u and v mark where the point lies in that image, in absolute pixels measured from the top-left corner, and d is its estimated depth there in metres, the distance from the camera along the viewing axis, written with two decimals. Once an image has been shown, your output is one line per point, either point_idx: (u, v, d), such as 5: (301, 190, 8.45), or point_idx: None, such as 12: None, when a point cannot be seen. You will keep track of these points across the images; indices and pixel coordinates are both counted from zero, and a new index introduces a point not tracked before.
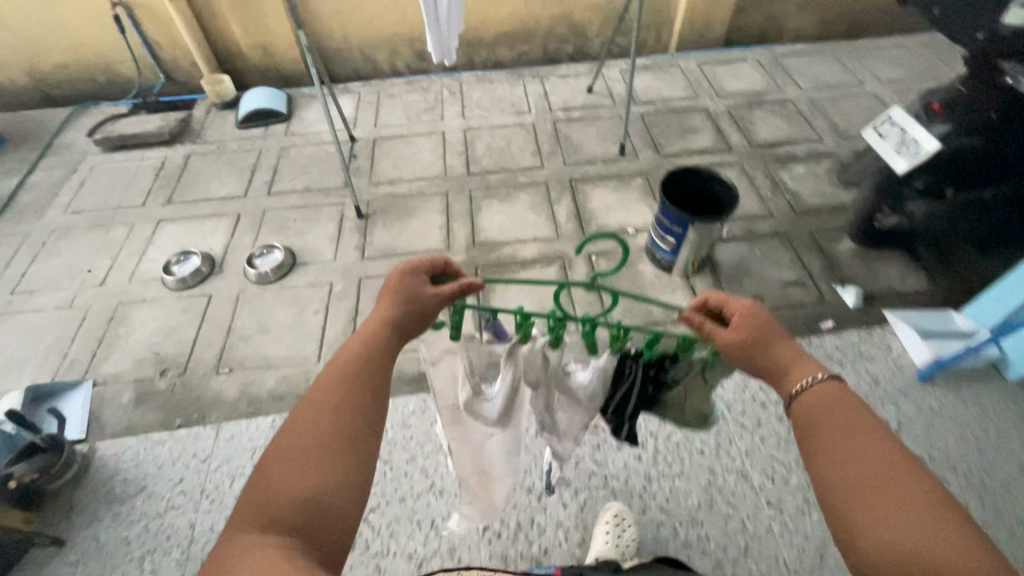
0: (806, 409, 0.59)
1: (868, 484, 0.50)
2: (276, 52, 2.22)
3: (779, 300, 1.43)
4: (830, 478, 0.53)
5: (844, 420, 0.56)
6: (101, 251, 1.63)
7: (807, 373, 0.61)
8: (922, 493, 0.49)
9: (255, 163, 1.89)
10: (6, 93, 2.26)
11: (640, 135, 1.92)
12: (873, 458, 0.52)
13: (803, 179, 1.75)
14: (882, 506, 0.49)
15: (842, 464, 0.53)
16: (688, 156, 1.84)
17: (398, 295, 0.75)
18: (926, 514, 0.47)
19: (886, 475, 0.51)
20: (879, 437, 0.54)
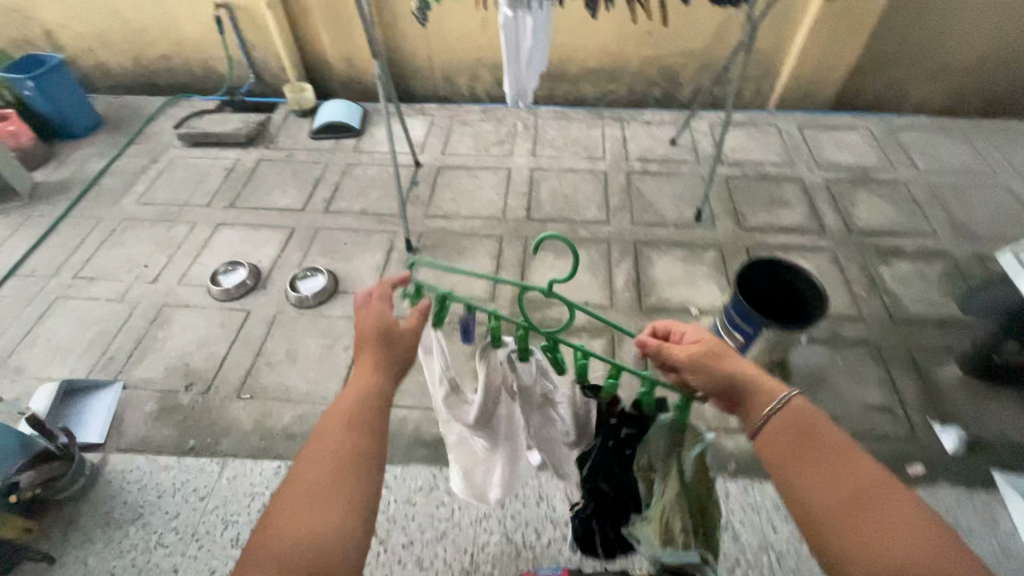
0: (776, 432, 0.62)
1: (854, 501, 0.56)
2: (360, 66, 2.23)
3: (859, 427, 1.22)
4: (821, 510, 0.57)
5: (810, 434, 0.61)
6: (160, 247, 1.67)
7: (776, 394, 0.65)
8: (903, 507, 0.54)
9: (319, 176, 1.89)
10: (113, 76, 2.41)
11: (721, 200, 1.75)
12: (850, 475, 0.57)
13: (906, 280, 1.51)
14: (874, 532, 0.53)
15: (827, 486, 0.57)
16: (772, 232, 1.65)
17: (381, 335, 0.75)
18: (908, 521, 0.53)
19: (867, 493, 0.56)
20: (845, 449, 0.59)
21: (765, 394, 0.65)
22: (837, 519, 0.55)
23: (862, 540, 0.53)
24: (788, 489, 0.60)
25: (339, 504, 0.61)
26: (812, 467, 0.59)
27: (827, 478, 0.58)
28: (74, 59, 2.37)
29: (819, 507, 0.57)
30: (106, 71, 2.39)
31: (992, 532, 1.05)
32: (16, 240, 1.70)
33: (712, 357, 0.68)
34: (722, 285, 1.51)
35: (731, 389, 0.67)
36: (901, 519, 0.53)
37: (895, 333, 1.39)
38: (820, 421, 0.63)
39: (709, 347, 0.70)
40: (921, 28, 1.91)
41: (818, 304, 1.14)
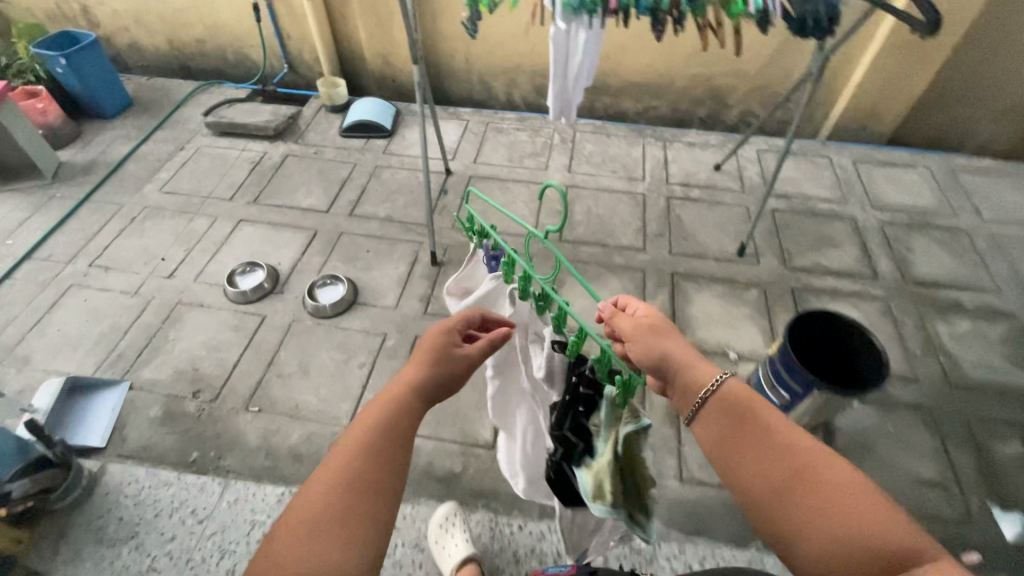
0: (712, 417, 0.70)
1: (789, 482, 0.61)
2: (396, 63, 2.15)
3: (907, 503, 1.13)
4: (761, 491, 0.63)
5: (744, 417, 0.68)
6: (179, 241, 1.62)
7: (710, 376, 0.73)
8: (834, 477, 0.60)
9: (346, 177, 1.83)
10: (147, 56, 2.37)
11: (766, 235, 1.64)
12: (789, 457, 0.63)
13: (966, 341, 1.40)
14: (812, 508, 0.59)
15: (764, 471, 0.63)
16: (820, 275, 1.55)
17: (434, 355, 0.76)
18: (843, 498, 0.58)
19: (805, 472, 0.61)
20: (779, 430, 0.65)
21: (699, 372, 0.73)
22: (777, 498, 0.61)
23: (806, 519, 0.59)
24: (732, 475, 0.67)
25: (355, 531, 0.58)
26: (749, 452, 0.66)
27: (765, 462, 0.64)
28: (110, 36, 2.34)
29: (760, 489, 0.63)
30: (141, 50, 2.36)
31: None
32: (36, 221, 1.67)
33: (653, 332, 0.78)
34: (764, 329, 1.41)
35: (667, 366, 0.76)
36: (837, 492, 0.59)
37: (950, 399, 1.29)
38: (756, 400, 0.70)
39: (650, 322, 0.80)
40: (997, 66, 1.78)
41: (877, 371, 1.04)
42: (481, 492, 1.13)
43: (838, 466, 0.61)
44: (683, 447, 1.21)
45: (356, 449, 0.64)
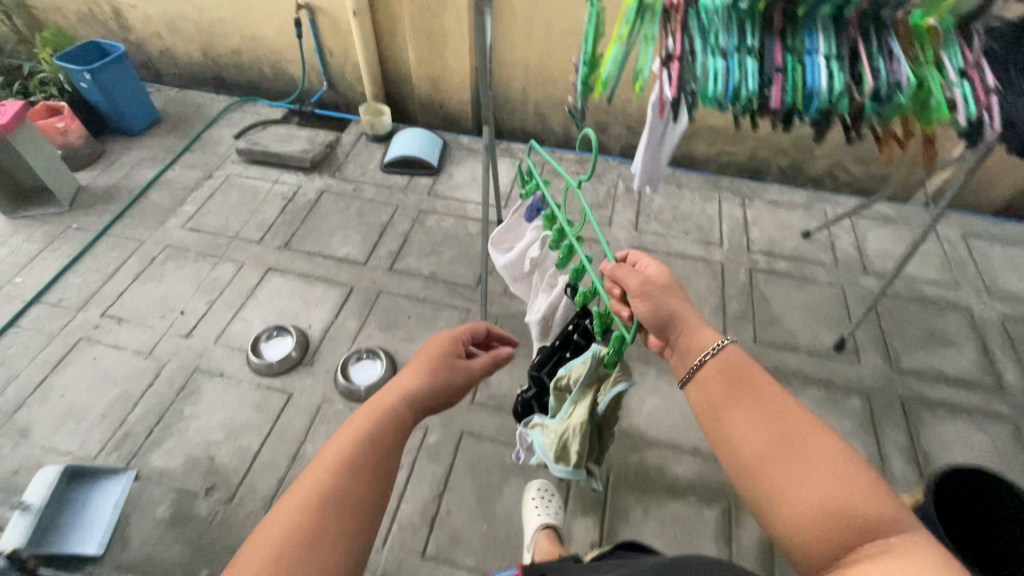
0: (709, 376, 0.69)
1: (778, 442, 0.59)
2: (446, 90, 1.95)
3: None
4: (750, 451, 0.61)
5: (742, 380, 0.67)
6: (201, 291, 1.46)
7: (709, 341, 0.72)
8: (824, 444, 0.58)
9: (387, 222, 1.65)
10: (179, 65, 2.21)
11: (868, 326, 1.42)
12: (784, 426, 0.61)
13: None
14: (804, 470, 0.56)
15: (754, 431, 0.61)
16: (934, 382, 1.32)
17: (434, 365, 0.72)
18: (833, 463, 0.56)
19: (799, 439, 0.59)
20: (777, 398, 0.63)
21: (700, 336, 0.72)
22: (764, 458, 0.59)
23: (789, 481, 0.56)
24: (725, 436, 0.65)
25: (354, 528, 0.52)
26: (739, 414, 0.64)
27: (754, 423, 0.62)
28: (141, 42, 2.18)
29: (748, 447, 0.61)
30: (173, 58, 2.19)
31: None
32: (49, 257, 1.52)
33: (658, 291, 0.74)
34: (873, 453, 1.19)
35: (671, 326, 0.74)
36: (827, 461, 0.56)
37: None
38: (754, 367, 0.69)
39: (658, 280, 0.76)
40: None
41: None
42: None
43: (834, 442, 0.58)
44: None
45: (340, 466, 0.55)
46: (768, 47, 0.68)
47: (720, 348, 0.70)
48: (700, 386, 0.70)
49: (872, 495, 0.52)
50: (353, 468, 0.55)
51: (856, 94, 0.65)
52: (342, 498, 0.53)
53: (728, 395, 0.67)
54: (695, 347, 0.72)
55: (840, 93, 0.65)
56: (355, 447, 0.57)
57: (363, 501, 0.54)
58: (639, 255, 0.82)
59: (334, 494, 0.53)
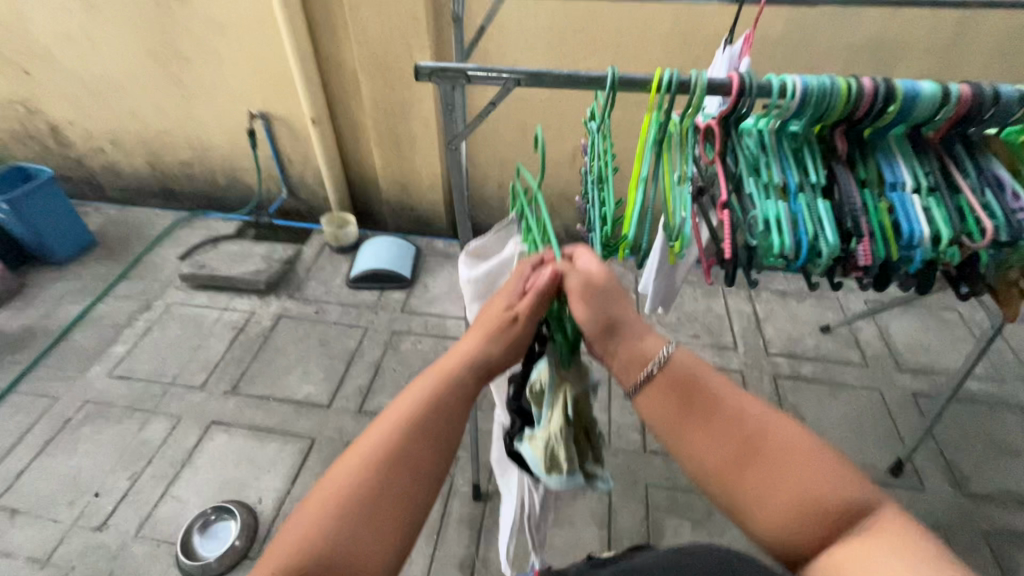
0: (658, 396, 0.51)
1: (746, 458, 0.47)
2: (415, 193, 1.80)
3: None
4: (718, 464, 0.48)
5: (689, 392, 0.51)
6: (125, 460, 1.19)
7: (654, 347, 0.53)
8: (786, 437, 0.48)
9: (355, 351, 1.43)
10: (123, 179, 2.02)
11: (919, 438, 1.23)
12: (746, 426, 0.49)
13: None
14: (780, 481, 0.46)
15: (717, 452, 0.48)
16: (1011, 506, 1.12)
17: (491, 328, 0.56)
18: (800, 460, 0.47)
19: (765, 439, 0.48)
20: (727, 396, 0.50)
21: (645, 339, 0.53)
22: (737, 475, 0.47)
23: (764, 495, 0.46)
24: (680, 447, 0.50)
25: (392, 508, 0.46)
26: (691, 419, 0.50)
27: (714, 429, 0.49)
28: (81, 158, 2.00)
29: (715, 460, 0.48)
30: (116, 172, 2.01)
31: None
32: None
33: (605, 293, 0.54)
34: None
35: (615, 329, 0.54)
36: (793, 458, 0.47)
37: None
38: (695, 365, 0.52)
39: (598, 279, 0.53)
40: None
41: None
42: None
43: (788, 424, 0.49)
44: None
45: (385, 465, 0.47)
46: (837, 181, 0.52)
47: (670, 359, 0.51)
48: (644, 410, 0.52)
49: (835, 481, 0.46)
50: (400, 467, 0.47)
51: (969, 243, 0.49)
52: (388, 500, 0.46)
53: (679, 414, 0.50)
54: (637, 356, 0.53)
55: (949, 242, 0.49)
56: (398, 441, 0.48)
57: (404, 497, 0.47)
58: (581, 251, 0.56)
59: (372, 487, 0.46)
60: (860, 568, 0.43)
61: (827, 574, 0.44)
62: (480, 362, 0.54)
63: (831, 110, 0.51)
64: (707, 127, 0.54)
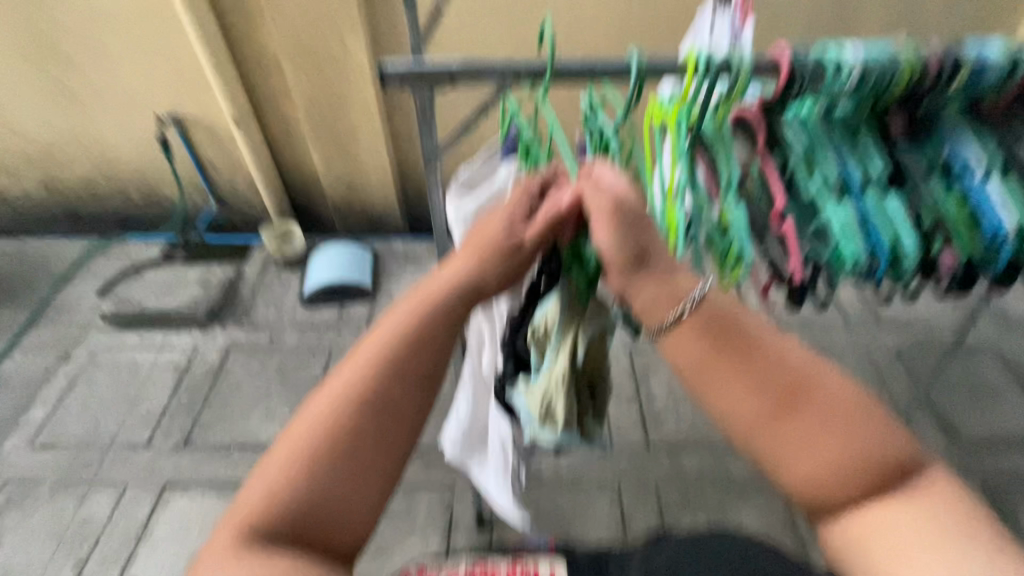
0: (688, 342, 0.40)
1: (789, 414, 0.38)
2: (363, 191, 1.62)
3: None
4: (751, 424, 0.39)
5: (723, 338, 0.40)
6: (69, 547, 1.02)
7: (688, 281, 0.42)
8: (830, 392, 0.39)
9: (321, 379, 1.28)
10: (14, 208, 1.73)
11: (909, 397, 1.23)
12: (786, 378, 0.39)
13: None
14: (820, 439, 0.38)
15: (754, 406, 0.38)
16: (1000, 451, 1.14)
17: (484, 253, 0.47)
18: (846, 416, 0.38)
19: (805, 392, 0.38)
20: (765, 340, 0.40)
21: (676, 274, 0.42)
22: (776, 437, 0.38)
23: (799, 462, 0.38)
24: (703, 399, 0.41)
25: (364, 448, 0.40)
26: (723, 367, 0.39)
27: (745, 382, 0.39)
28: None
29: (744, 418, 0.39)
30: (3, 201, 1.71)
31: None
32: None
33: (638, 224, 0.43)
34: None
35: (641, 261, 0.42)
36: (840, 421, 0.38)
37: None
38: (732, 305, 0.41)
39: (629, 200, 0.43)
40: None
41: None
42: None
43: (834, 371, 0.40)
44: None
45: (357, 405, 0.41)
46: (904, 169, 0.44)
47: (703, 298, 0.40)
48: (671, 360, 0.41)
49: (884, 441, 0.38)
50: (376, 404, 0.41)
51: None
52: (362, 432, 0.40)
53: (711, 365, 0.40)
54: (665, 292, 0.41)
55: None
56: (378, 373, 0.42)
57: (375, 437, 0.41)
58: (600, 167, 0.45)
59: (345, 422, 0.40)
60: (895, 541, 0.36)
61: (852, 540, 0.38)
62: (468, 290, 0.46)
63: (894, 91, 0.42)
64: (748, 119, 0.44)
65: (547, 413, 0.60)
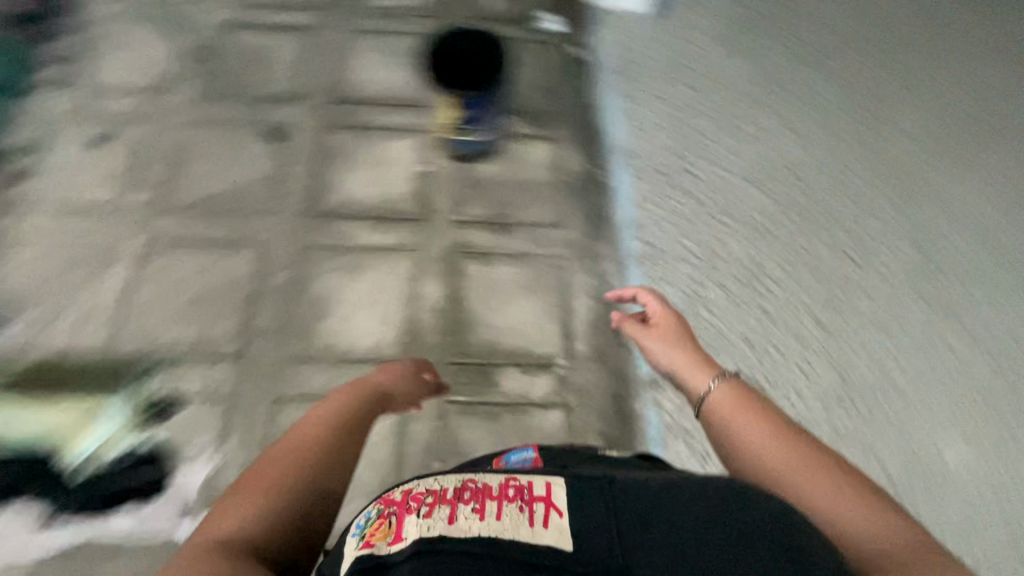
0: (722, 398, 0.70)
1: (816, 470, 0.58)
2: None
3: (544, 76, 1.42)
4: (783, 461, 0.59)
5: (749, 403, 0.68)
6: None
7: (710, 378, 0.75)
8: (852, 475, 0.57)
9: None
10: None
11: (249, 110, 1.31)
12: (805, 444, 0.60)
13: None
14: (840, 492, 0.55)
15: (775, 447, 0.61)
16: (311, 73, 1.36)
17: (353, 393, 0.78)
18: (869, 497, 0.55)
19: (830, 464, 0.58)
20: (784, 422, 0.64)
21: (699, 378, 0.77)
22: (810, 479, 0.57)
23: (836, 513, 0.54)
24: (737, 440, 0.64)
25: (297, 483, 0.62)
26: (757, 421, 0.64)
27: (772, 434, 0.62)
28: None
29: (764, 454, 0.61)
30: None
31: (644, 17, 1.47)
32: None
33: (669, 334, 0.87)
34: (391, 137, 1.31)
35: (671, 338, 0.86)
36: (866, 494, 0.55)
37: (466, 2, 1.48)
38: (752, 396, 0.69)
39: (663, 329, 0.89)
40: None
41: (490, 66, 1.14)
42: (627, 397, 1.09)
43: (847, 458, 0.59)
44: (529, 219, 1.27)
45: (303, 454, 0.65)
46: None
47: (721, 380, 0.72)
48: (717, 415, 0.69)
49: (904, 530, 0.52)
50: (317, 456, 0.66)
51: None
52: (294, 474, 0.63)
53: (732, 418, 0.67)
54: (685, 365, 0.80)
55: None
56: (310, 438, 0.68)
57: (301, 474, 0.63)
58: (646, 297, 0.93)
59: (285, 464, 0.63)
60: None
61: None
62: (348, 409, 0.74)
63: None
64: None
65: (144, 420, 1.02)
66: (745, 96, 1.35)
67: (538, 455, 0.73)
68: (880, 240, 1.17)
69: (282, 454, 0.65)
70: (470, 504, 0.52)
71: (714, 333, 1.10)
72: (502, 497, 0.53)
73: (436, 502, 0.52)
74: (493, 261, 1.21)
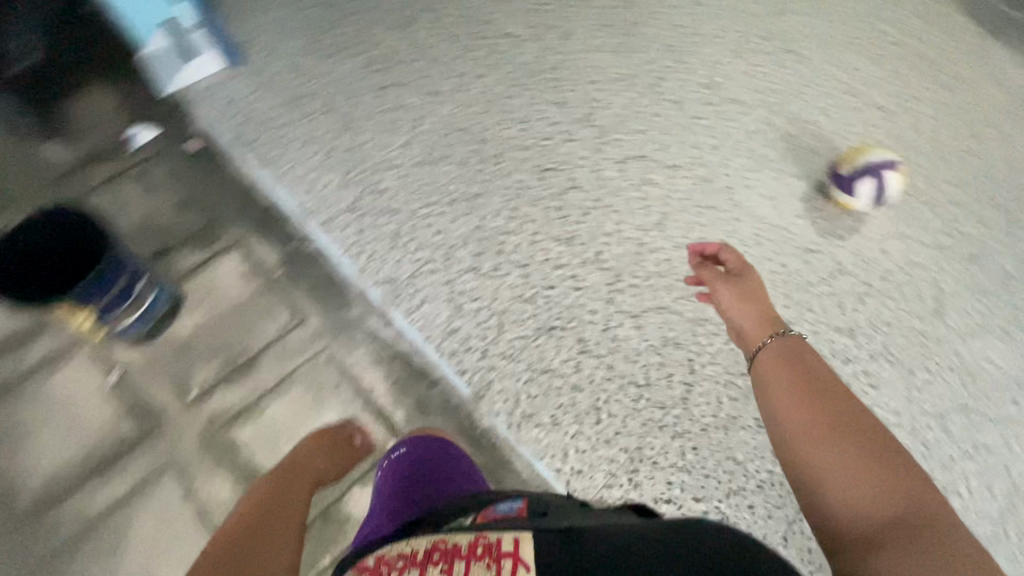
0: (775, 354, 0.74)
1: (859, 440, 0.62)
2: None
3: (183, 197, 1.26)
4: (822, 424, 0.64)
5: (805, 366, 0.71)
6: None
7: (775, 332, 0.78)
8: (892, 452, 0.61)
9: None
10: None
11: None
12: (861, 417, 0.64)
13: None
14: (862, 465, 0.60)
15: (814, 411, 0.65)
16: None
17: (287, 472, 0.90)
18: (898, 474, 0.59)
19: (869, 436, 0.62)
20: (845, 396, 0.66)
21: (756, 333, 0.79)
22: (835, 445, 0.62)
23: (844, 487, 0.59)
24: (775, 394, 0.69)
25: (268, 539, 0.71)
26: (810, 401, 0.66)
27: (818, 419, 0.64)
28: None
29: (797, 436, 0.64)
30: None
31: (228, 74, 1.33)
32: None
33: (748, 292, 0.84)
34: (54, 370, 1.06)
35: (733, 298, 0.84)
36: (899, 471, 0.60)
37: (34, 185, 1.24)
38: (813, 360, 0.72)
39: (735, 284, 0.86)
40: None
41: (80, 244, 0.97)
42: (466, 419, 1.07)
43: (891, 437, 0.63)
44: (266, 337, 1.12)
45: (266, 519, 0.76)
46: None
47: (786, 336, 0.76)
48: (769, 364, 0.73)
49: (908, 509, 0.57)
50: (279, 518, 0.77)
51: None
52: (261, 532, 0.72)
53: (783, 374, 0.71)
54: (753, 319, 0.81)
55: None
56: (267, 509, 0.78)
57: (267, 534, 0.72)
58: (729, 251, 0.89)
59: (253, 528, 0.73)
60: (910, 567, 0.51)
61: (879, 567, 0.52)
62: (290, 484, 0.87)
63: None
64: None
65: None
66: (372, 90, 1.31)
67: (523, 505, 0.74)
68: (565, 152, 1.28)
69: (247, 522, 0.74)
70: (438, 566, 0.58)
71: (491, 312, 1.09)
72: (469, 557, 0.58)
73: (407, 564, 0.60)
74: (260, 407, 1.06)
